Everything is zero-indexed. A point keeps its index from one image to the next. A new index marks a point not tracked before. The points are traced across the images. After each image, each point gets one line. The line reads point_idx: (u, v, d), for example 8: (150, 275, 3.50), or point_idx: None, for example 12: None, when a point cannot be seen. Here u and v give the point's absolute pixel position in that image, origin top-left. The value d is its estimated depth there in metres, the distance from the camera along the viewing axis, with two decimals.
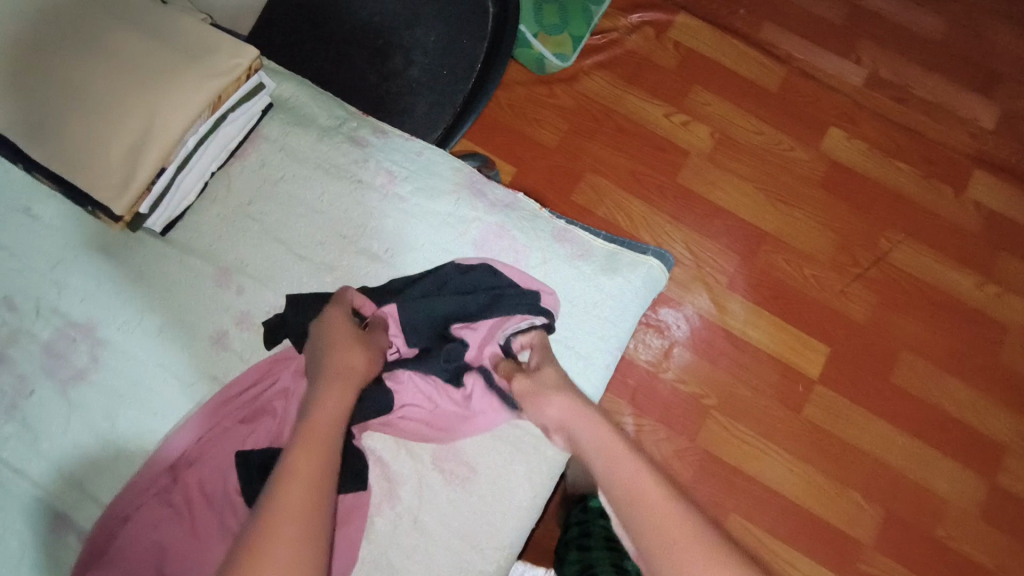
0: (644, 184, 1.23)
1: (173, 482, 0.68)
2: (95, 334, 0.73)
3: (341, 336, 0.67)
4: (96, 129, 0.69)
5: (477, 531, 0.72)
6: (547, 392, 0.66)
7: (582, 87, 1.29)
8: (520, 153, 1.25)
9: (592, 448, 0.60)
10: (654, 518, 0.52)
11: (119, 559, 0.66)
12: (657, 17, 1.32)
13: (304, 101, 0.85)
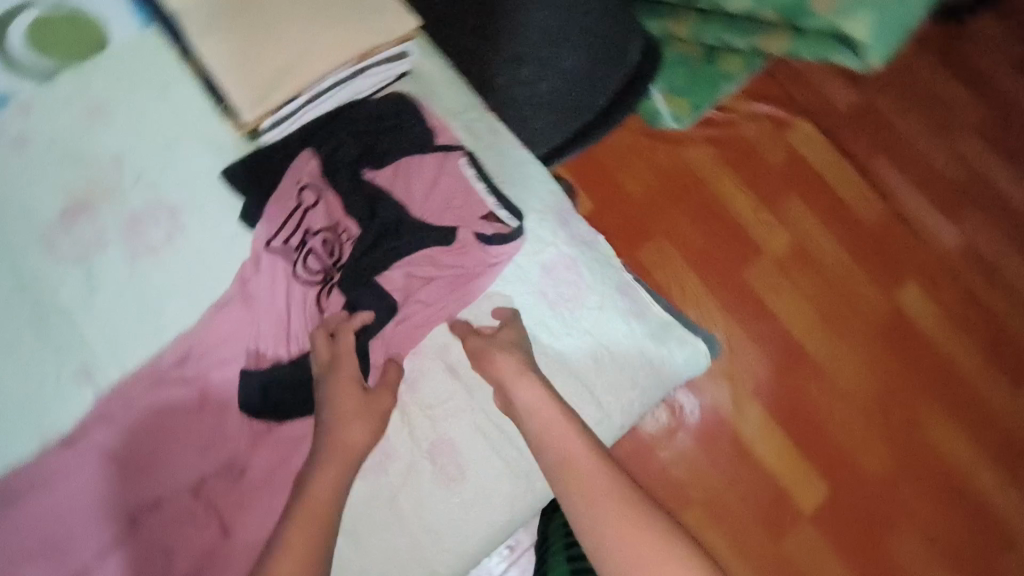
0: (709, 267, 1.24)
1: (192, 375, 0.71)
2: (176, 217, 0.77)
3: (348, 390, 0.69)
4: (257, 43, 0.74)
5: (444, 531, 0.73)
6: (498, 358, 0.73)
7: (686, 155, 1.30)
8: (605, 195, 1.27)
9: (523, 409, 0.70)
10: (579, 481, 0.64)
11: (120, 427, 0.69)
12: (781, 115, 1.33)
13: (435, 78, 0.86)
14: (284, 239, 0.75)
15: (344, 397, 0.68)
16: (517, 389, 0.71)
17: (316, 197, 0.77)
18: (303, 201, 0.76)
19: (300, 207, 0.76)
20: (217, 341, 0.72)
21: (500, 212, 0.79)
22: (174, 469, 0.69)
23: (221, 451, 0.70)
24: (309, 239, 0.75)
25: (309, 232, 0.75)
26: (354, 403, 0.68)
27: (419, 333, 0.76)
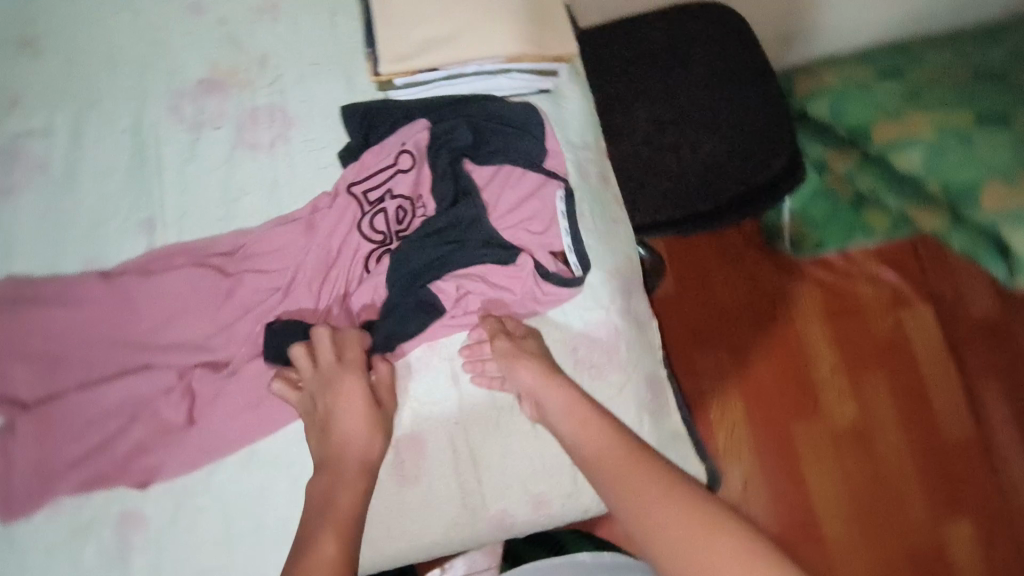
0: (760, 402, 1.21)
1: (233, 271, 0.75)
2: (288, 129, 0.81)
3: (353, 409, 0.67)
4: (423, 10, 0.78)
5: (374, 524, 0.73)
6: (520, 364, 0.70)
7: (788, 287, 1.27)
8: (690, 288, 1.27)
9: (556, 413, 0.68)
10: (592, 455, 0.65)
11: (151, 285, 0.73)
12: (904, 291, 1.26)
13: (573, 108, 0.87)
14: (365, 190, 0.77)
15: (348, 415, 0.67)
16: (544, 389, 0.69)
17: (412, 165, 0.77)
18: (398, 164, 0.77)
19: (392, 169, 0.77)
20: (268, 252, 0.76)
21: (572, 261, 0.78)
22: (179, 344, 0.72)
23: (224, 348, 0.73)
24: (388, 200, 0.76)
25: (391, 194, 0.77)
26: (358, 416, 0.67)
27: (440, 330, 0.75)
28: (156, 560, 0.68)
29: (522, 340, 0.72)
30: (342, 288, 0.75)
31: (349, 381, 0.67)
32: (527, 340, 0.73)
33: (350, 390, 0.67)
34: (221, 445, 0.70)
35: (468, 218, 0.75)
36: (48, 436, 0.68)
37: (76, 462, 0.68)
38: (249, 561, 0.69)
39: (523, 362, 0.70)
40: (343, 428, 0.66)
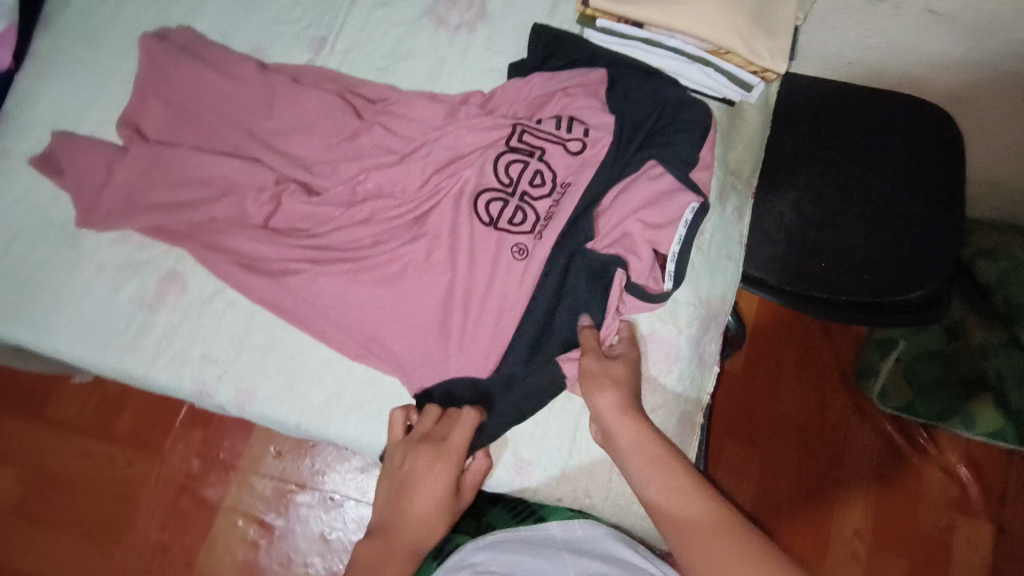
0: (770, 518, 1.18)
1: (365, 116, 0.77)
2: (478, 21, 0.82)
3: (433, 489, 0.67)
4: None
5: (350, 414, 0.72)
6: (606, 387, 0.68)
7: (855, 429, 1.22)
8: (759, 379, 1.25)
9: (623, 440, 0.67)
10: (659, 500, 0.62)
11: (292, 92, 0.76)
12: (973, 498, 1.17)
13: (747, 132, 0.83)
14: (524, 135, 0.75)
15: (427, 491, 0.67)
16: (619, 420, 0.67)
17: (578, 153, 0.75)
18: (566, 142, 0.76)
19: (555, 131, 0.76)
20: (402, 118, 0.77)
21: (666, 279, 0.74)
22: (288, 154, 0.75)
23: (323, 177, 0.74)
24: (535, 159, 0.75)
25: (540, 156, 0.75)
26: (432, 499, 0.67)
27: (513, 260, 0.72)
28: (174, 328, 0.71)
29: (614, 361, 0.71)
30: (449, 180, 0.75)
31: (442, 466, 0.67)
32: (624, 358, 0.71)
33: (438, 471, 0.67)
34: (275, 261, 0.72)
35: (589, 189, 0.74)
36: (147, 175, 0.72)
37: (154, 208, 0.72)
38: (247, 373, 0.71)
39: (604, 389, 0.68)
40: (416, 504, 0.67)
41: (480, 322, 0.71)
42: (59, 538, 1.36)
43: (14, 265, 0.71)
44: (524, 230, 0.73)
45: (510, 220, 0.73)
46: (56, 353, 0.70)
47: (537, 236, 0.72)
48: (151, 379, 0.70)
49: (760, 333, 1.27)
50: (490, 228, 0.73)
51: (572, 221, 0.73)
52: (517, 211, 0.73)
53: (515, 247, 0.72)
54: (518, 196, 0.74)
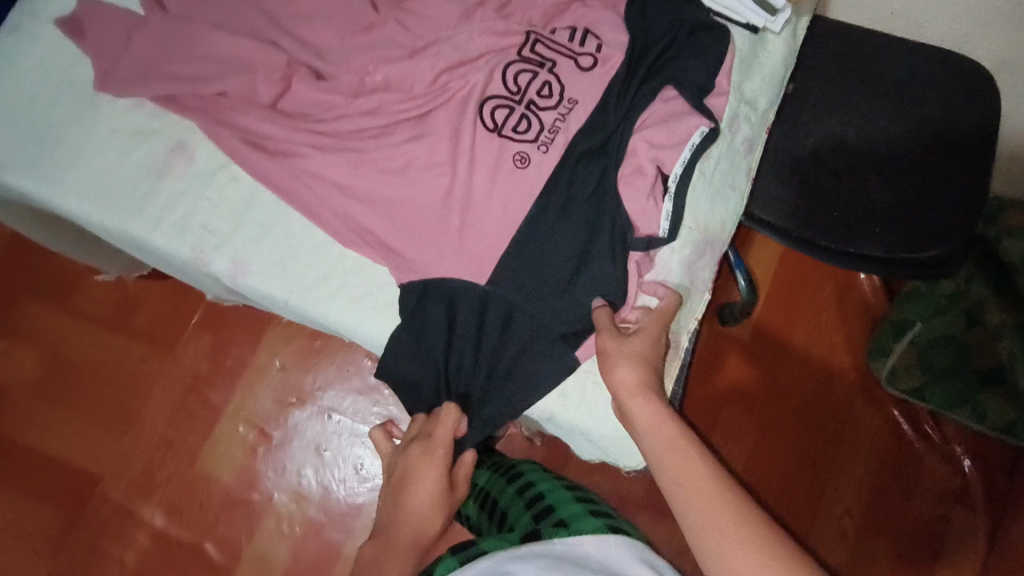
0: (759, 485, 1.17)
1: (382, 10, 0.77)
2: None
3: (428, 484, 0.71)
4: None
5: (338, 297, 0.74)
6: (625, 362, 0.67)
7: (859, 407, 1.20)
8: (767, 346, 1.22)
9: (640, 415, 0.66)
10: (679, 483, 0.62)
11: None
12: (973, 487, 1.15)
13: (767, 63, 0.81)
14: (536, 46, 0.75)
15: (423, 487, 0.71)
16: (639, 397, 0.66)
17: (589, 68, 0.75)
18: (578, 57, 0.75)
19: (571, 44, 0.76)
20: (418, 15, 0.77)
21: (662, 221, 0.72)
22: (303, 40, 0.76)
23: (334, 65, 0.75)
24: (545, 70, 0.74)
25: (551, 68, 0.75)
26: (429, 495, 0.71)
27: (511, 164, 0.72)
28: (179, 198, 0.74)
29: (630, 338, 0.68)
30: (459, 79, 0.75)
31: (429, 461, 0.71)
32: (646, 330, 0.69)
33: (429, 468, 0.71)
34: (281, 143, 0.73)
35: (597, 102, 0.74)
36: (164, 45, 0.73)
37: (168, 78, 0.73)
38: (244, 248, 0.74)
39: (624, 368, 0.66)
40: (412, 499, 0.71)
41: (472, 221, 0.72)
42: (72, 423, 1.44)
43: (33, 123, 0.74)
44: (527, 139, 0.73)
45: (514, 128, 0.73)
46: (64, 208, 0.73)
47: (540, 148, 0.73)
48: (152, 243, 0.73)
49: (773, 295, 1.24)
50: (493, 134, 0.73)
51: (576, 137, 0.73)
52: (521, 120, 0.73)
53: (516, 152, 0.72)
54: (524, 103, 0.74)
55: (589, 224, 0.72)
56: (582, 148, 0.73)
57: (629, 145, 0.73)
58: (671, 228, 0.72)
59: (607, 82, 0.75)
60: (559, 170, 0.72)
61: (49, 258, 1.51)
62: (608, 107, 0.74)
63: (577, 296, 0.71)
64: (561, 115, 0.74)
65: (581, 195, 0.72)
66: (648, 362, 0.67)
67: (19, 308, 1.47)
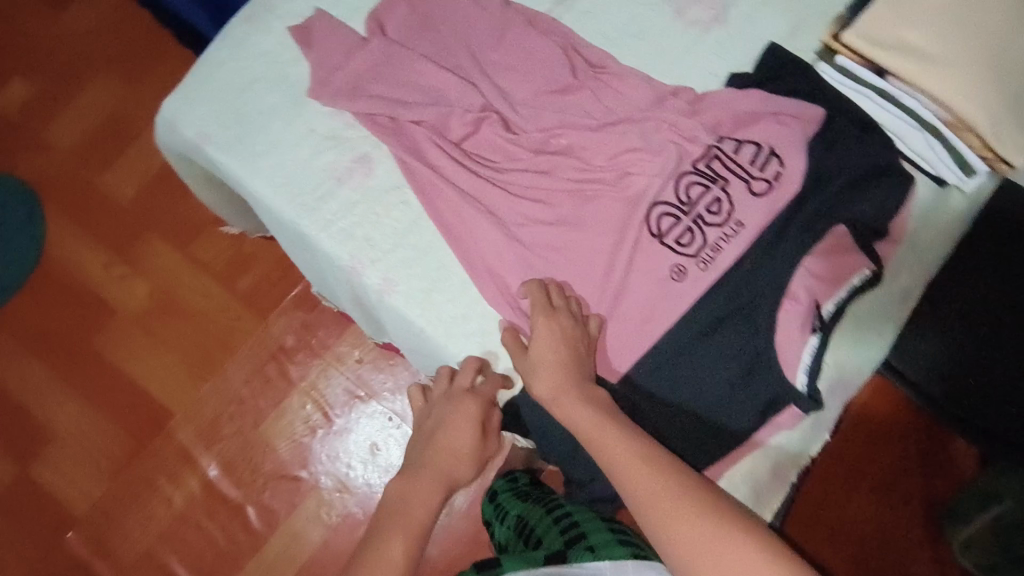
0: None
1: (581, 77, 0.79)
2: (719, 22, 0.81)
3: (469, 433, 0.72)
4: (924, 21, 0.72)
5: (467, 337, 0.76)
6: (542, 377, 0.69)
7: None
8: (863, 475, 1.10)
9: (568, 412, 0.67)
10: (622, 476, 0.63)
11: (524, 33, 0.79)
12: None
13: (946, 219, 0.78)
14: (711, 161, 0.75)
15: (460, 438, 0.72)
16: (560, 397, 0.68)
17: (761, 194, 0.74)
18: (752, 179, 0.74)
19: (747, 160, 0.75)
20: (613, 91, 0.79)
21: (800, 372, 0.72)
22: (499, 88, 0.79)
23: (522, 120, 0.78)
24: (717, 186, 0.74)
25: (723, 185, 0.74)
26: (460, 440, 0.72)
27: (665, 261, 0.74)
28: (350, 206, 0.78)
29: (530, 352, 0.71)
30: (636, 162, 0.76)
31: (467, 408, 0.72)
32: (539, 333, 0.70)
33: (464, 411, 0.72)
34: (454, 183, 0.77)
35: (767, 220, 0.74)
36: (377, 71, 0.79)
37: (372, 99, 0.78)
38: (399, 270, 0.77)
39: (541, 379, 0.70)
40: (445, 438, 0.72)
41: (615, 305, 0.74)
42: (160, 360, 1.52)
43: (242, 107, 0.80)
44: (687, 252, 0.73)
45: (676, 239, 0.74)
46: (248, 190, 0.79)
47: (700, 264, 0.73)
48: (316, 243, 0.78)
49: (864, 427, 1.12)
50: (655, 240, 0.74)
51: (732, 262, 0.73)
52: (685, 232, 0.74)
53: (669, 266, 0.73)
54: (689, 217, 0.74)
55: (729, 349, 0.73)
56: (738, 272, 0.73)
57: (784, 276, 0.73)
58: (808, 379, 0.72)
59: (775, 215, 0.74)
60: (706, 294, 0.73)
61: (181, 203, 1.61)
62: (776, 236, 0.74)
63: (698, 413, 0.74)
64: (725, 236, 0.73)
65: (723, 310, 0.73)
66: (557, 367, 0.69)
67: (145, 242, 1.57)
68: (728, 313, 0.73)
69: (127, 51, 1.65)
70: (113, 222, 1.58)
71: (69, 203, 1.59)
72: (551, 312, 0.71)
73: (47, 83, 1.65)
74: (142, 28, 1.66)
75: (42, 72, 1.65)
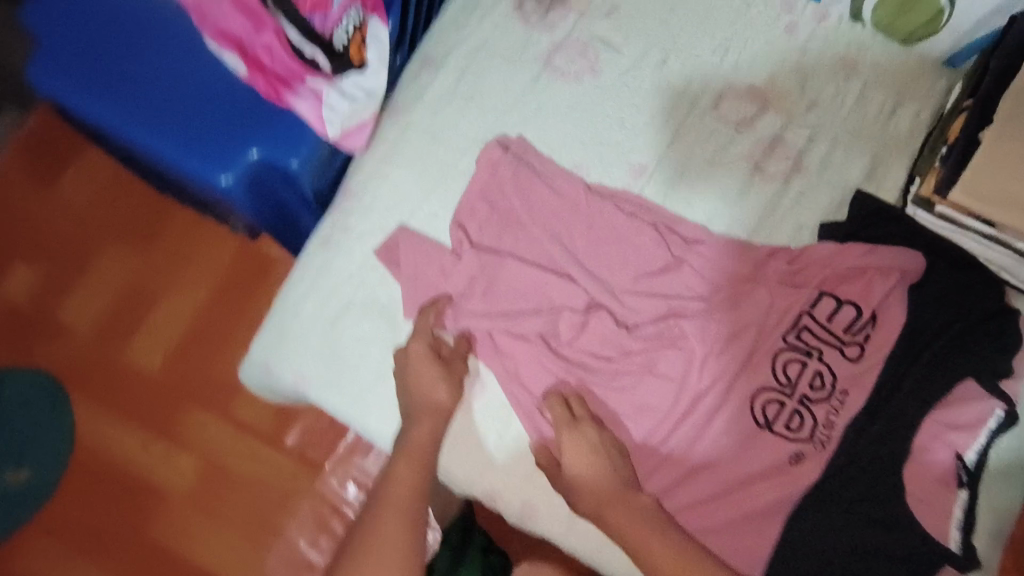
0: None
1: (676, 256, 0.80)
2: (796, 173, 0.82)
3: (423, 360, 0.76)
4: None
5: (598, 548, 0.76)
6: (583, 494, 0.72)
7: None
8: None
9: (612, 518, 0.71)
10: (628, 537, 0.70)
11: (610, 218, 0.80)
12: None
13: None
14: (803, 332, 0.76)
15: (422, 371, 0.76)
16: (607, 505, 0.71)
17: (857, 359, 0.75)
18: (845, 345, 0.76)
19: (838, 325, 0.76)
20: (709, 265, 0.79)
21: (952, 529, 0.71)
22: (597, 278, 0.79)
23: (628, 307, 0.79)
24: (814, 360, 0.75)
25: (819, 357, 0.75)
26: (424, 379, 0.75)
27: (795, 434, 0.75)
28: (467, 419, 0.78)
29: (565, 472, 0.74)
30: (747, 333, 0.77)
31: (417, 349, 0.76)
32: (569, 452, 0.73)
33: (415, 353, 0.76)
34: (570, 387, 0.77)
35: (877, 388, 0.74)
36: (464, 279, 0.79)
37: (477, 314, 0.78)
38: (530, 489, 0.77)
39: (585, 495, 0.72)
40: (413, 376, 0.76)
41: (757, 486, 0.74)
42: (224, 545, 1.24)
43: (341, 344, 0.79)
44: (801, 437, 0.75)
45: (787, 425, 0.75)
46: (369, 429, 0.79)
47: (818, 446, 0.74)
48: (451, 474, 0.79)
49: None
50: (765, 430, 0.75)
51: (849, 436, 0.74)
52: (794, 415, 0.75)
53: (783, 453, 0.75)
54: (790, 399, 0.75)
55: (877, 520, 0.71)
56: (863, 443, 0.73)
57: (903, 439, 0.73)
58: (961, 535, 0.70)
59: (884, 381, 0.74)
60: (830, 471, 0.73)
61: (221, 363, 1.30)
62: (888, 405, 0.73)
63: None
64: (834, 410, 0.74)
65: (863, 477, 0.73)
66: (595, 482, 0.72)
67: (185, 412, 1.28)
68: (870, 480, 0.72)
69: (131, 202, 1.35)
70: (147, 399, 1.28)
71: (93, 388, 1.28)
72: (569, 424, 0.74)
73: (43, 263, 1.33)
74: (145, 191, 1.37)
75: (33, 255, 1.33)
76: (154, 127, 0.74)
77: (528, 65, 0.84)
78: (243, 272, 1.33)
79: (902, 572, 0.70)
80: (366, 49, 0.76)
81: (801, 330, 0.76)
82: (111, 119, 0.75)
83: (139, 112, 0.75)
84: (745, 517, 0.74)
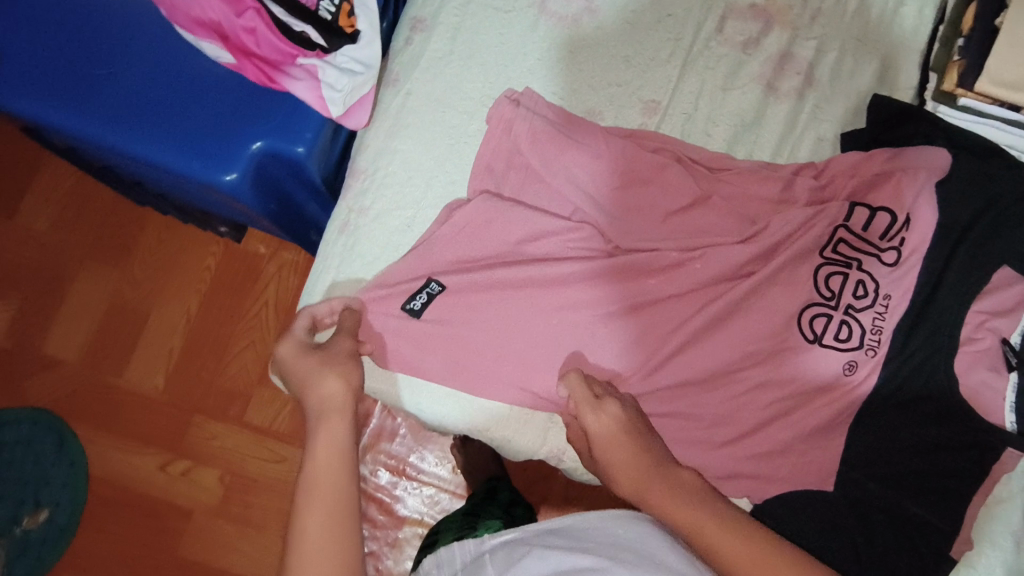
0: None
1: (704, 185, 0.78)
2: (808, 86, 0.81)
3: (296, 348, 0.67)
4: None
5: None
6: (619, 476, 0.64)
7: None
8: None
9: (658, 499, 0.60)
10: (685, 516, 0.58)
11: (630, 156, 0.77)
12: None
13: None
14: (840, 246, 0.75)
15: (305, 364, 0.64)
16: (642, 488, 0.61)
17: (895, 263, 0.74)
18: (882, 252, 0.74)
19: (872, 232, 0.75)
20: (738, 191, 0.78)
21: (1006, 412, 0.71)
22: (626, 221, 0.77)
23: (660, 243, 0.77)
24: (854, 270, 0.74)
25: (859, 266, 0.74)
26: (315, 363, 0.63)
27: (847, 346, 0.73)
28: (506, 385, 0.75)
29: (595, 451, 0.67)
30: (782, 250, 0.75)
31: (292, 346, 0.67)
32: (592, 428, 0.67)
33: (296, 351, 0.66)
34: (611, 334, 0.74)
35: (920, 290, 0.74)
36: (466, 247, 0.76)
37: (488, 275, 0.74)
38: None
39: (615, 475, 0.64)
40: (297, 366, 0.64)
41: (818, 401, 0.73)
42: (263, 557, 1.15)
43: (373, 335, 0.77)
44: (853, 347, 0.73)
45: (836, 337, 0.73)
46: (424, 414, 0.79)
47: (868, 353, 0.73)
48: (511, 443, 0.79)
49: None
50: (815, 345, 0.73)
51: (898, 339, 0.73)
52: (842, 326, 0.73)
53: (837, 366, 0.74)
54: (835, 314, 0.74)
55: (940, 417, 0.72)
56: (913, 346, 0.73)
57: (953, 331, 0.72)
58: (1017, 417, 0.70)
59: (924, 284, 0.74)
60: (886, 379, 0.73)
61: (227, 369, 1.20)
62: (934, 305, 0.73)
63: (928, 486, 0.71)
64: (882, 317, 0.73)
65: (916, 378, 0.73)
66: (621, 455, 0.64)
67: (199, 426, 1.19)
68: (925, 382, 0.73)
69: (100, 218, 1.25)
70: (157, 422, 1.19)
71: (95, 418, 1.19)
72: (585, 394, 0.70)
73: (22, 291, 1.23)
74: (115, 203, 1.25)
75: (10, 286, 1.23)
76: (145, 137, 0.69)
77: (524, 11, 0.82)
78: (234, 271, 1.23)
79: (969, 464, 0.71)
80: (355, 18, 0.72)
81: (837, 243, 0.75)
82: (97, 136, 0.70)
83: (124, 118, 0.70)
84: (808, 436, 0.73)
